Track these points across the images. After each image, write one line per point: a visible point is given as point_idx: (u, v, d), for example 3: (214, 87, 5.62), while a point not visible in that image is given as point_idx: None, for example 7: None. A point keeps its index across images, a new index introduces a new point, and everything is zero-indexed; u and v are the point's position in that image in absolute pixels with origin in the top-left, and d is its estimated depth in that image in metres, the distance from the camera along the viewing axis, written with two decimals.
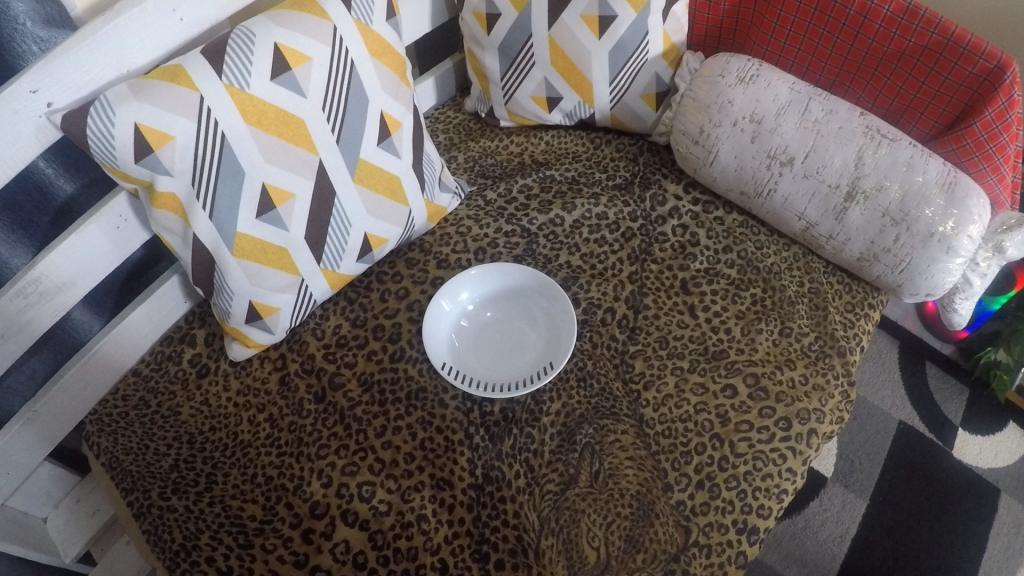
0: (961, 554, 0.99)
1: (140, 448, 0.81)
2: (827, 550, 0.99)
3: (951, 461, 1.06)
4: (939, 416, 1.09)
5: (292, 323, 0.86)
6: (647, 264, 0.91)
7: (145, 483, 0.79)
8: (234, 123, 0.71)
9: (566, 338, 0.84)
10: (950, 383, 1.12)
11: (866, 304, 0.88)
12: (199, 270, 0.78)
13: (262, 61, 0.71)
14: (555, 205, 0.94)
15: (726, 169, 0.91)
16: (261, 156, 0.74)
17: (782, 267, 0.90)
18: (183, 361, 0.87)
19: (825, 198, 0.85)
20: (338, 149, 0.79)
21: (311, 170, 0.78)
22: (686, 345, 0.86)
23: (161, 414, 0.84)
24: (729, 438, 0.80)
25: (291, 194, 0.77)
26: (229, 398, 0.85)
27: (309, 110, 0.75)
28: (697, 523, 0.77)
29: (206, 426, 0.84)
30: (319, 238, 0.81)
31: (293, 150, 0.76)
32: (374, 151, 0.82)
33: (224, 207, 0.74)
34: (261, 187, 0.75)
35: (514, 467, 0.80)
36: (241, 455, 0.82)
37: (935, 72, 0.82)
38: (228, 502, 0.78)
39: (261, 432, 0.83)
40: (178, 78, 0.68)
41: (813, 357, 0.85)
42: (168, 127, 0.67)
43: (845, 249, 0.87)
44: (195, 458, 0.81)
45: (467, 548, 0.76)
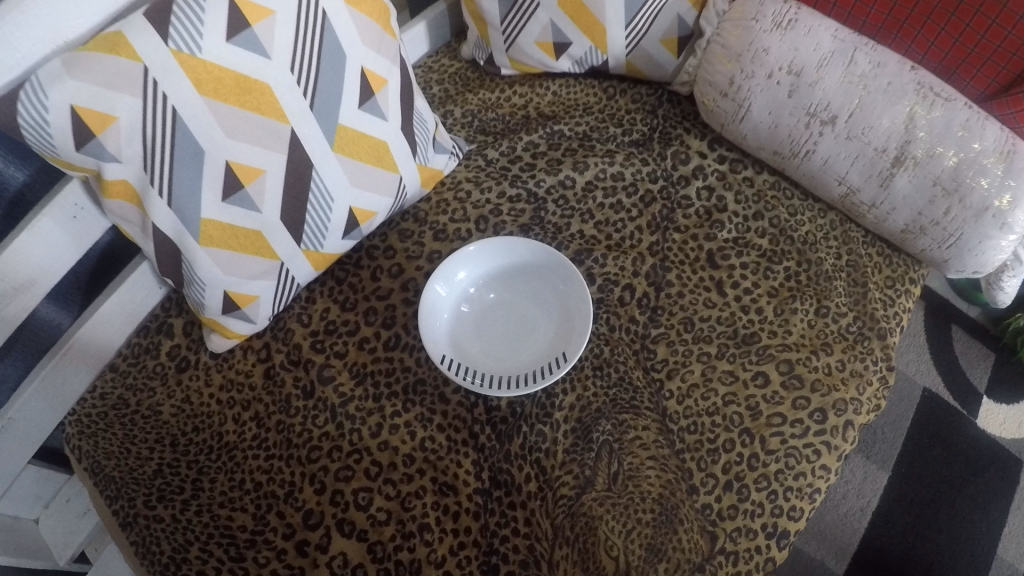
0: (980, 528, 0.95)
1: (121, 452, 0.75)
2: (847, 524, 0.95)
3: (975, 432, 1.00)
4: (964, 382, 1.03)
5: (274, 309, 0.77)
6: (669, 233, 0.83)
7: (129, 490, 0.73)
8: (189, 95, 0.60)
9: (581, 327, 0.76)
10: (976, 348, 1.06)
11: (908, 279, 0.80)
12: (165, 261, 0.69)
13: (216, 20, 0.59)
14: (565, 165, 0.85)
15: (758, 126, 0.81)
16: (222, 131, 0.63)
17: (818, 237, 0.81)
18: (161, 354, 0.79)
19: (870, 162, 0.76)
20: (314, 116, 0.68)
21: (282, 143, 0.67)
22: (713, 327, 0.78)
23: (142, 414, 0.77)
24: (760, 434, 0.73)
25: (261, 171, 0.66)
26: (210, 395, 0.77)
27: (276, 73, 0.64)
28: (723, 529, 0.71)
29: (189, 427, 0.76)
30: (296, 217, 0.71)
31: (260, 122, 0.65)
32: (356, 114, 0.71)
33: (185, 192, 0.64)
34: (224, 166, 0.64)
35: (523, 470, 0.73)
36: (227, 459, 0.75)
37: (998, 25, 0.71)
38: (216, 511, 0.72)
39: (246, 432, 0.76)
40: (117, 47, 0.56)
41: (850, 340, 0.77)
42: (111, 106, 0.57)
43: (889, 218, 0.78)
44: (179, 463, 0.75)
45: (475, 560, 0.70)
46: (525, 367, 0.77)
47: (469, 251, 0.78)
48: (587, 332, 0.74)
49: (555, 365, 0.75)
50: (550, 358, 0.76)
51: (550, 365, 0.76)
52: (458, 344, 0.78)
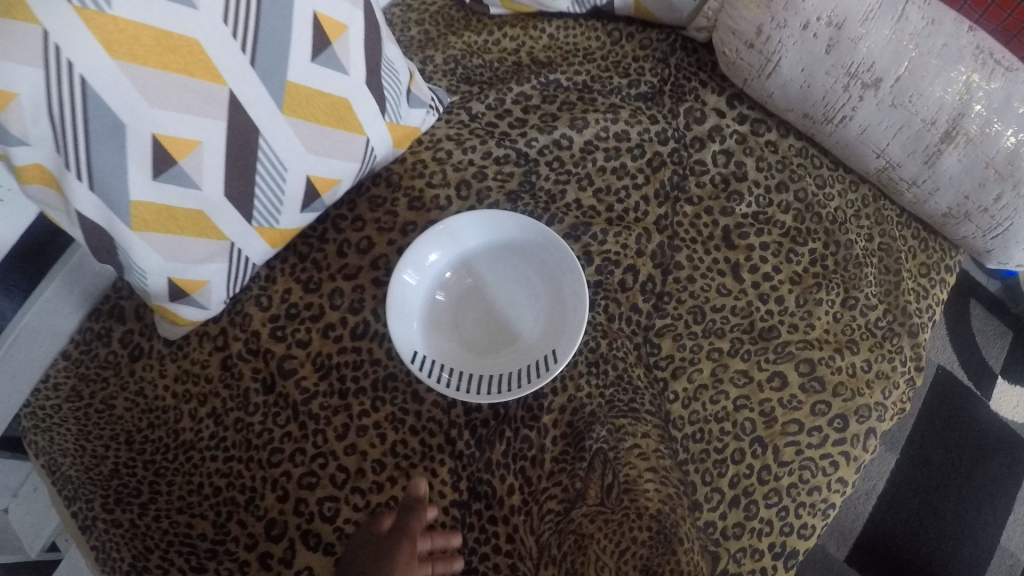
0: (986, 517, 0.89)
1: (77, 449, 0.67)
2: (850, 508, 0.90)
3: (987, 414, 0.94)
4: (979, 361, 0.96)
5: (229, 292, 0.67)
6: (680, 205, 0.72)
7: (86, 492, 0.65)
8: (99, 60, 0.48)
9: (577, 318, 0.66)
10: (994, 323, 0.97)
11: (943, 267, 0.72)
12: (101, 251, 0.58)
13: None
14: (560, 122, 0.74)
15: (788, 84, 0.70)
16: (144, 100, 0.51)
17: (847, 215, 0.72)
18: (112, 341, 0.71)
19: (916, 135, 0.65)
20: (254, 73, 0.56)
21: (220, 108, 0.55)
22: (726, 318, 0.69)
23: (95, 408, 0.69)
24: (773, 443, 0.65)
25: (196, 142, 0.55)
26: (165, 387, 0.69)
27: (206, 25, 0.52)
28: (727, 549, 0.64)
29: (144, 423, 0.69)
30: (243, 191, 0.60)
31: (190, 84, 0.53)
32: (310, 69, 0.59)
33: (108, 173, 0.53)
34: (151, 140, 0.53)
35: (507, 481, 0.65)
36: (184, 460, 0.67)
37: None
38: (175, 517, 0.65)
39: (204, 431, 0.67)
40: (12, 7, 0.45)
41: (878, 336, 0.69)
42: (6, 81, 0.47)
43: (930, 199, 0.69)
44: (135, 463, 0.67)
45: None
46: (515, 364, 0.68)
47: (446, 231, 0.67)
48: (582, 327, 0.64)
49: (547, 364, 0.66)
50: (544, 353, 0.67)
51: (543, 363, 0.66)
52: (440, 339, 0.69)
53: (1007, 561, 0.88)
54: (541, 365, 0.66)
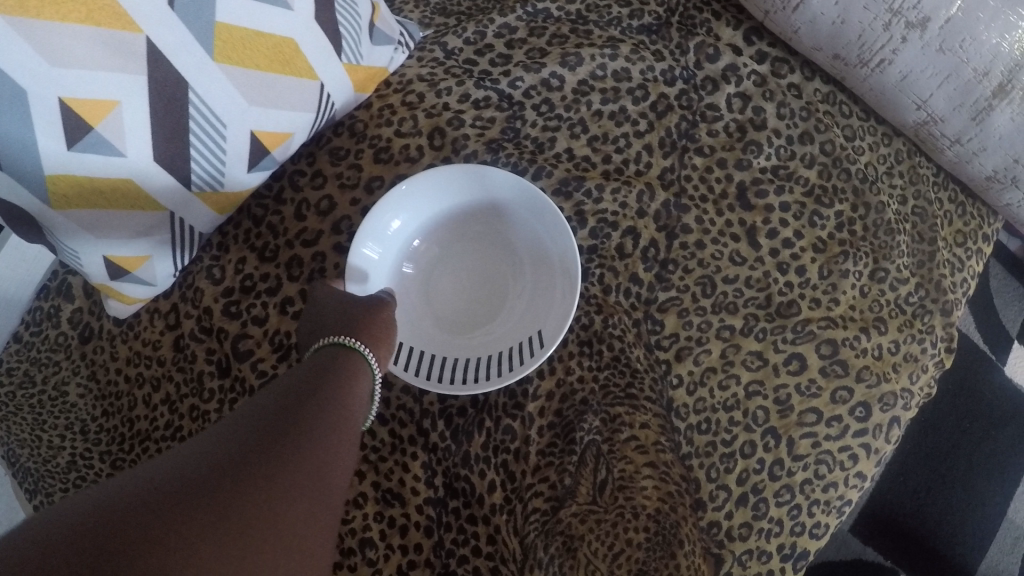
0: (1000, 487, 0.83)
1: (33, 439, 0.60)
2: None
3: (1001, 382, 0.86)
4: (993, 323, 0.88)
5: (178, 266, 0.58)
6: (689, 155, 0.63)
7: (46, 484, 0.59)
8: None
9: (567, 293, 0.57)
10: (1011, 285, 0.89)
11: (981, 236, 0.64)
12: (16, 224, 0.49)
13: None
14: (550, 58, 0.64)
15: (816, 18, 0.59)
16: (41, 56, 0.42)
17: (879, 170, 0.63)
18: (61, 322, 0.62)
19: (966, 86, 0.56)
20: (175, 16, 0.46)
21: (138, 60, 0.46)
22: (738, 291, 0.61)
23: (48, 395, 0.61)
24: (787, 435, 0.59)
25: (114, 102, 0.46)
26: (118, 371, 0.60)
27: None
28: (732, 551, 0.58)
29: (99, 411, 0.60)
30: (179, 155, 0.51)
31: (97, 34, 0.43)
32: (244, 6, 0.49)
33: (10, 145, 0.43)
34: (56, 103, 0.43)
35: (487, 477, 0.58)
36: (140, 452, 0.58)
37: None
38: None
39: (158, 419, 0.58)
40: None
41: (908, 314, 0.61)
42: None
43: (974, 160, 0.60)
44: (92, 455, 0.59)
45: None
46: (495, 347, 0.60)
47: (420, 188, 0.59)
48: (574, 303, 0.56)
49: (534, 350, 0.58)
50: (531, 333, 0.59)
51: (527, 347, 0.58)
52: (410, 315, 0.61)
53: (1014, 534, 0.82)
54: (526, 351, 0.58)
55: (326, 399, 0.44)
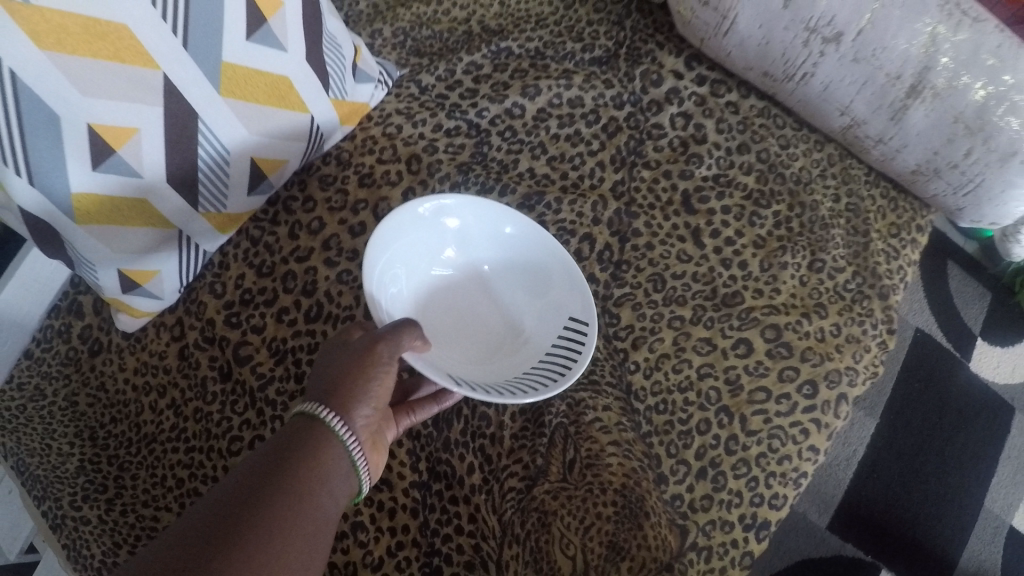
0: (972, 480, 0.89)
1: (43, 448, 0.65)
2: (830, 475, 0.88)
3: (968, 376, 0.94)
4: (960, 324, 0.97)
5: (183, 280, 0.65)
6: (638, 169, 0.70)
7: (54, 490, 0.63)
8: (27, 51, 0.46)
9: (578, 291, 0.62)
10: (972, 286, 0.99)
11: (914, 227, 0.70)
12: (45, 244, 0.55)
13: None
14: (512, 89, 0.72)
15: (744, 41, 0.67)
16: (77, 90, 0.49)
17: (813, 174, 0.70)
18: (73, 338, 0.69)
19: (880, 90, 0.63)
20: (189, 56, 0.54)
21: (156, 93, 0.53)
22: (688, 285, 0.67)
23: (59, 406, 0.67)
24: (739, 412, 0.64)
25: (135, 130, 0.53)
26: (126, 380, 0.67)
27: (134, 9, 0.50)
28: (696, 523, 0.62)
29: (107, 418, 0.67)
30: (188, 176, 0.58)
31: (123, 71, 0.51)
32: (245, 47, 0.57)
33: (47, 167, 0.50)
34: (87, 130, 0.51)
35: (466, 460, 0.64)
36: (148, 453, 0.64)
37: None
38: (140, 512, 0.62)
39: (165, 422, 0.64)
40: None
41: (847, 300, 0.67)
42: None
43: (897, 156, 0.66)
44: (101, 458, 0.65)
45: (415, 562, 0.61)
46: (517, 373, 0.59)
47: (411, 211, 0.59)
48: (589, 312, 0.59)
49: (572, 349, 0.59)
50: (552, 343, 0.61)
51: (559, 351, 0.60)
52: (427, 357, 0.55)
53: (991, 523, 0.87)
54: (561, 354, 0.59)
55: (291, 470, 0.44)
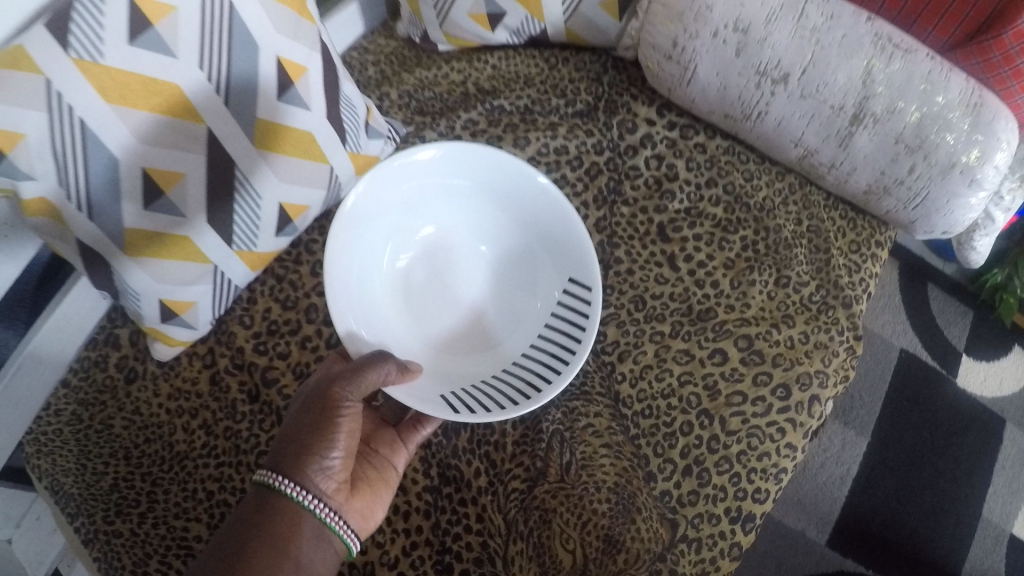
0: (969, 491, 0.93)
1: (78, 468, 0.70)
2: (827, 494, 0.92)
3: (955, 392, 0.99)
4: (943, 343, 1.01)
5: (216, 312, 0.74)
6: (618, 207, 0.78)
7: (88, 507, 0.69)
8: (95, 104, 0.56)
9: (580, 267, 0.69)
10: (953, 306, 1.03)
11: (873, 243, 0.77)
12: (97, 276, 0.64)
13: (117, 23, 0.55)
14: (505, 142, 0.80)
15: (706, 88, 0.76)
16: (133, 138, 0.59)
17: (775, 202, 0.77)
18: (109, 367, 0.74)
19: (827, 121, 0.71)
20: (229, 112, 0.64)
21: (199, 143, 0.63)
22: (666, 304, 0.75)
23: (94, 428, 0.72)
24: (719, 414, 0.70)
25: (181, 174, 0.63)
26: (160, 405, 0.73)
27: (185, 73, 0.60)
28: (684, 516, 0.69)
29: (141, 439, 0.72)
30: (225, 217, 0.67)
31: (173, 124, 0.61)
32: (276, 106, 0.67)
33: (105, 203, 0.60)
34: (140, 172, 0.60)
35: (473, 465, 0.71)
36: (180, 469, 0.71)
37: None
38: (173, 522, 0.68)
39: (197, 441, 0.71)
40: (18, 62, 0.52)
41: (813, 310, 0.74)
42: (15, 124, 0.53)
43: (850, 179, 0.74)
44: (134, 476, 0.70)
45: (428, 560, 0.67)
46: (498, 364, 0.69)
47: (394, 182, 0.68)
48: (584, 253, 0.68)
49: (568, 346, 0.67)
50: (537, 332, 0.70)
51: (557, 327, 0.70)
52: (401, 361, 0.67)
53: (991, 532, 0.92)
54: (546, 350, 0.69)
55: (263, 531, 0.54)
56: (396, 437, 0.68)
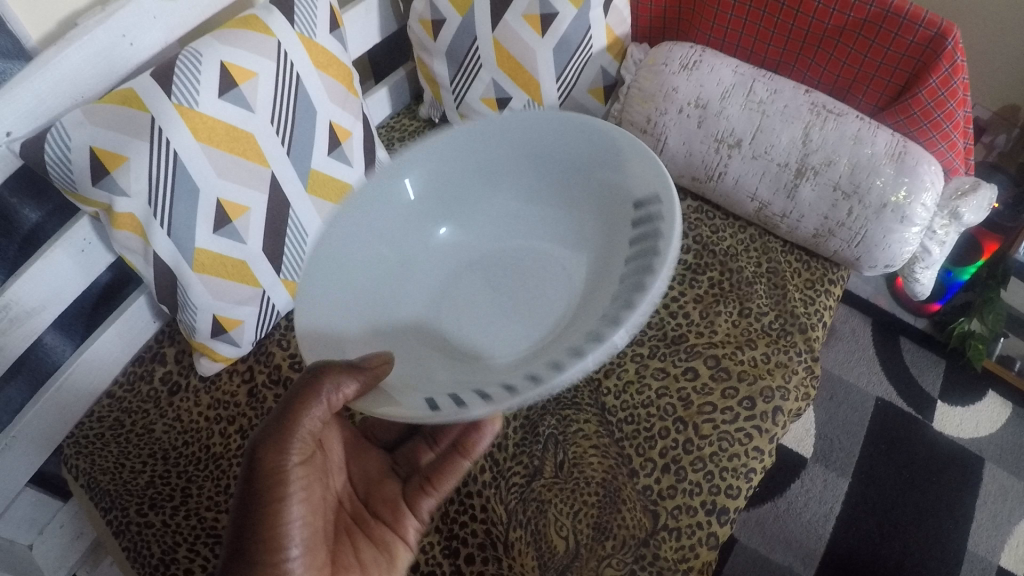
0: (950, 524, 1.07)
1: (116, 467, 0.83)
2: (812, 530, 1.06)
3: (933, 435, 1.15)
4: (919, 392, 1.18)
5: (257, 335, 0.87)
6: None
7: (122, 501, 0.80)
8: (187, 141, 0.72)
9: (645, 200, 0.60)
10: (926, 356, 1.22)
11: (826, 280, 0.89)
12: (162, 288, 0.78)
13: (209, 80, 0.73)
14: None
15: (676, 155, 0.91)
16: (213, 172, 0.74)
17: (739, 249, 0.91)
18: (154, 379, 0.89)
19: (776, 176, 0.85)
20: (289, 161, 0.80)
21: (264, 183, 0.78)
22: (646, 332, 0.87)
23: (136, 432, 0.86)
24: (692, 421, 0.81)
25: (246, 208, 0.78)
26: (200, 412, 0.86)
27: (259, 124, 0.76)
28: (664, 507, 0.77)
29: (179, 441, 0.85)
30: (277, 248, 0.82)
31: (245, 164, 0.76)
32: (325, 161, 0.83)
33: (182, 223, 0.74)
34: (215, 202, 0.75)
35: (478, 462, 0.81)
36: (214, 468, 0.82)
37: (900, 36, 0.80)
38: (203, 514, 0.79)
39: (231, 443, 0.83)
40: (129, 101, 0.70)
41: (774, 335, 0.85)
42: (121, 148, 0.70)
43: (799, 226, 0.87)
44: (170, 473, 0.82)
45: (437, 545, 0.77)
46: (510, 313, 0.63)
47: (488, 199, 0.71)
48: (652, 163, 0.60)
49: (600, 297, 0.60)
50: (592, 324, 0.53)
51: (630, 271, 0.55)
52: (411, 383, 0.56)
53: (978, 564, 1.04)
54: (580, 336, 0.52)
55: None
56: (399, 492, 0.72)
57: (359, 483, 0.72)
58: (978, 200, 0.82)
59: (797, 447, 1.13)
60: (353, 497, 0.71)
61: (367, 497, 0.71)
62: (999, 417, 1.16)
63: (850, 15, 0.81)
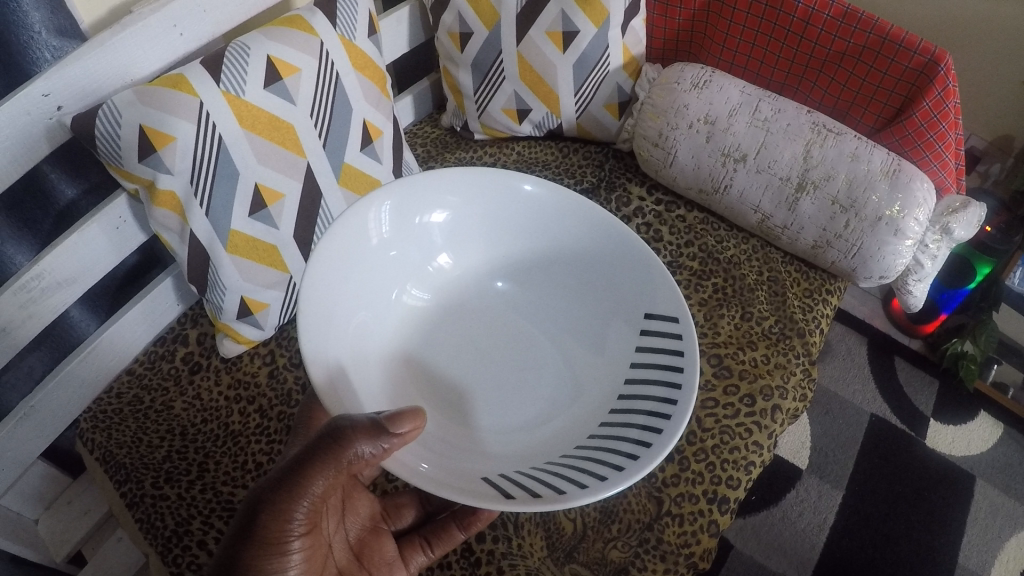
0: (942, 538, 1.14)
1: (133, 441, 0.85)
2: (805, 539, 1.13)
3: (926, 450, 1.23)
4: (912, 412, 1.27)
5: (279, 319, 0.92)
6: None
7: (138, 474, 0.82)
8: (232, 127, 0.77)
9: (659, 314, 0.66)
10: (919, 377, 1.32)
11: (823, 290, 0.95)
12: (193, 268, 0.82)
13: (255, 71, 0.78)
14: None
15: (685, 167, 0.96)
16: (255, 158, 0.80)
17: (742, 258, 0.97)
18: (176, 359, 0.92)
19: (777, 190, 0.90)
20: (324, 153, 0.86)
21: (299, 172, 0.84)
22: None
23: (154, 408, 0.89)
24: (696, 415, 0.84)
25: (282, 195, 0.83)
26: (220, 392, 0.90)
27: (298, 116, 0.82)
28: (669, 494, 0.80)
29: (198, 418, 0.88)
30: (306, 235, 0.87)
31: (283, 153, 0.82)
32: (357, 155, 0.90)
33: (220, 203, 0.79)
34: (253, 187, 0.80)
35: None
36: (232, 445, 0.85)
37: (896, 61, 0.87)
38: (219, 488, 0.82)
39: (251, 422, 0.87)
40: (179, 84, 0.74)
41: (773, 339, 0.90)
42: (170, 129, 0.73)
43: (799, 237, 0.92)
44: (187, 448, 0.85)
45: (455, 555, 0.74)
46: (590, 440, 0.61)
47: (497, 182, 0.74)
48: (639, 263, 0.69)
49: (663, 405, 0.60)
50: (613, 405, 0.64)
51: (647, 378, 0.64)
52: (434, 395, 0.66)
53: None
54: (623, 445, 0.58)
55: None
56: (397, 555, 0.71)
57: (354, 529, 0.70)
58: (968, 217, 0.88)
59: (793, 460, 1.20)
60: (349, 559, 0.68)
61: (360, 551, 0.69)
62: (990, 436, 1.26)
63: (850, 42, 0.89)
